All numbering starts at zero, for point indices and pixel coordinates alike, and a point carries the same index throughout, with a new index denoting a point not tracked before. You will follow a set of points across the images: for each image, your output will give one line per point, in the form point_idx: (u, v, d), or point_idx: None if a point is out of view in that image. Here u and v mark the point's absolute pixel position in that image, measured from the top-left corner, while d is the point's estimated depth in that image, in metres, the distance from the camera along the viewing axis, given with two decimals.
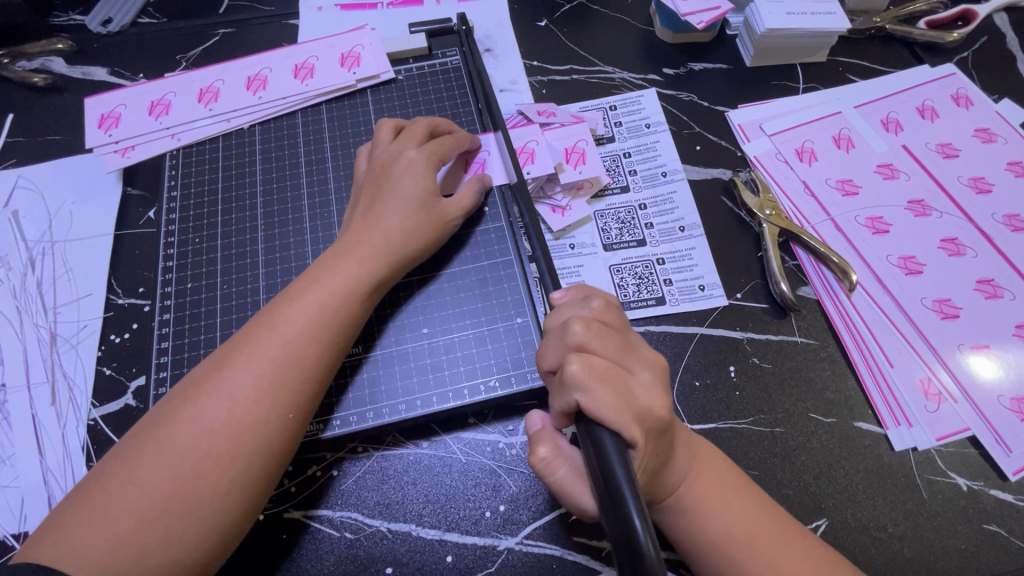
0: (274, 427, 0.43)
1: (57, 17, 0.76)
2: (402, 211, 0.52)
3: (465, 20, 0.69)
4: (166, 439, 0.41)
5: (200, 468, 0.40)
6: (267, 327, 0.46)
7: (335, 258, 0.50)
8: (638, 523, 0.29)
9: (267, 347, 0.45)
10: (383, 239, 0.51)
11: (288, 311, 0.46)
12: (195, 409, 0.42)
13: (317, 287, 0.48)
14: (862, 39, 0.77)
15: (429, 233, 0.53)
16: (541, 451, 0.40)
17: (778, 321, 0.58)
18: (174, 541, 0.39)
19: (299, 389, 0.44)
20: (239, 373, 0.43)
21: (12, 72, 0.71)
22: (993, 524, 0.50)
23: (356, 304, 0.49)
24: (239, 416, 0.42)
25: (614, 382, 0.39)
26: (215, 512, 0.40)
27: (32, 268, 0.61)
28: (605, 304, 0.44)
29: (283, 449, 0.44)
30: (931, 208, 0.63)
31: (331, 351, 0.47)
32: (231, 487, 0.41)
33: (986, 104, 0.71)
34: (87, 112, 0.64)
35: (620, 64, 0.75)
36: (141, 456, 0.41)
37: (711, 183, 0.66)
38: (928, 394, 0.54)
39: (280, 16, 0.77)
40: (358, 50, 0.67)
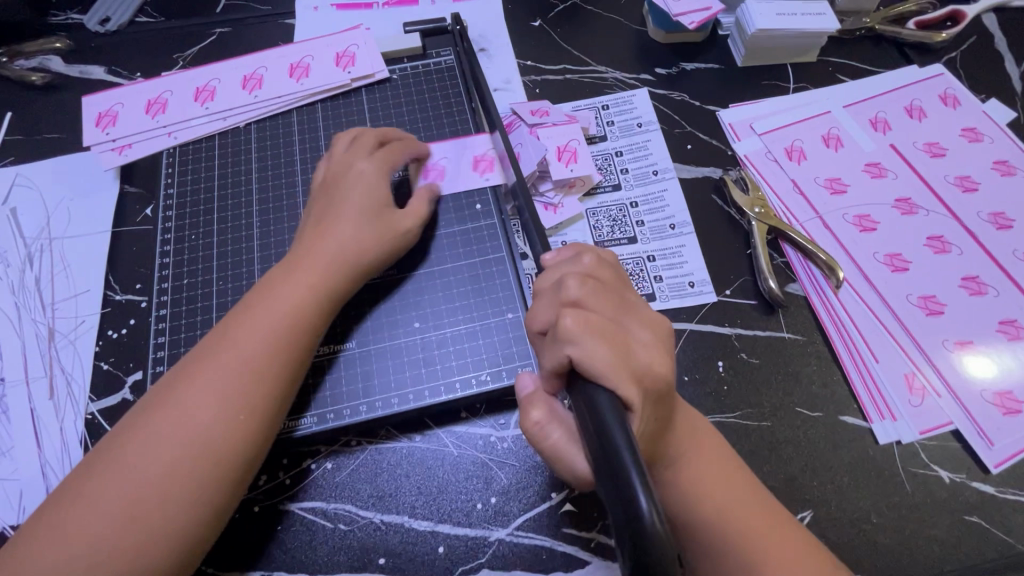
0: (240, 430, 0.44)
1: (55, 16, 0.76)
2: (355, 219, 0.53)
3: (459, 20, 0.70)
4: (133, 448, 0.42)
5: (170, 473, 0.42)
6: (230, 333, 0.47)
7: (299, 263, 0.51)
8: (643, 500, 0.28)
9: (233, 353, 0.46)
10: (345, 244, 0.52)
11: (253, 317, 0.48)
12: (162, 416, 0.43)
13: (279, 292, 0.49)
14: (852, 39, 0.78)
15: (385, 241, 0.54)
16: (534, 415, 0.40)
17: (766, 317, 0.59)
18: (146, 547, 0.40)
19: (263, 391, 0.45)
20: (202, 380, 0.44)
21: (10, 71, 0.72)
22: (975, 515, 0.51)
23: (322, 308, 0.50)
24: (204, 421, 0.43)
25: (608, 337, 0.39)
26: (186, 516, 0.41)
27: (30, 265, 0.62)
28: (596, 260, 0.45)
29: (251, 450, 0.45)
30: (918, 206, 0.64)
31: (297, 354, 0.48)
32: (201, 491, 0.42)
33: (974, 103, 0.72)
34: (85, 110, 0.65)
35: (613, 63, 0.76)
36: (108, 467, 0.42)
37: (701, 181, 0.67)
38: (912, 389, 0.55)
39: (276, 15, 0.78)
40: (353, 49, 0.68)
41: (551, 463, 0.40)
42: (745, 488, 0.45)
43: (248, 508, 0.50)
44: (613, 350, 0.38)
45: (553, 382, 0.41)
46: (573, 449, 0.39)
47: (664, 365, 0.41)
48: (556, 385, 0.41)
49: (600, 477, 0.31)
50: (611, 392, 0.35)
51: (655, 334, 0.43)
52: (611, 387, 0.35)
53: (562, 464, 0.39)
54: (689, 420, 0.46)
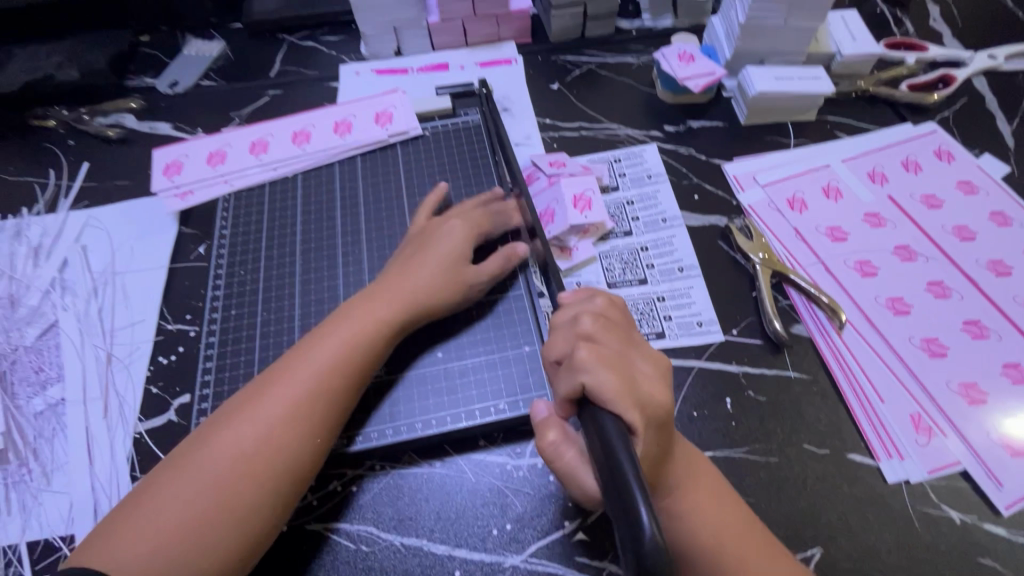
0: (278, 473, 0.47)
1: (131, 80, 0.88)
2: (434, 269, 0.58)
3: (485, 84, 0.79)
4: (205, 456, 0.47)
5: (231, 486, 0.46)
6: (299, 359, 0.52)
7: (367, 300, 0.56)
8: (645, 516, 0.31)
9: (279, 395, 0.49)
10: (402, 297, 0.56)
11: (320, 346, 0.52)
12: (232, 429, 0.48)
13: (346, 325, 0.54)
14: (848, 100, 0.84)
15: (454, 294, 0.58)
16: (550, 435, 0.44)
17: (772, 356, 0.62)
18: (202, 552, 0.44)
19: (325, 418, 0.50)
20: (272, 401, 0.49)
21: (91, 127, 0.82)
22: (987, 557, 0.51)
23: (367, 358, 0.53)
24: (270, 440, 0.47)
25: (617, 369, 0.42)
26: (238, 531, 0.45)
27: (95, 296, 0.68)
28: (607, 302, 0.49)
29: (306, 470, 0.48)
30: (917, 253, 0.68)
31: (355, 384, 0.52)
32: (254, 506, 0.46)
33: (968, 158, 0.76)
34: (156, 160, 0.74)
35: (624, 122, 0.83)
36: (182, 472, 0.46)
37: (709, 228, 0.72)
38: (918, 428, 0.56)
39: (324, 79, 0.88)
40: (392, 110, 0.76)
41: (564, 480, 0.43)
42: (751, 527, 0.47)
43: None
44: (617, 385, 0.40)
45: (565, 407, 0.44)
46: (585, 469, 0.42)
47: (668, 398, 0.44)
48: (567, 410, 0.44)
49: (608, 493, 0.34)
50: (618, 417, 0.38)
51: (659, 370, 0.46)
52: (618, 413, 0.38)
53: (574, 481, 0.43)
54: (686, 450, 0.48)
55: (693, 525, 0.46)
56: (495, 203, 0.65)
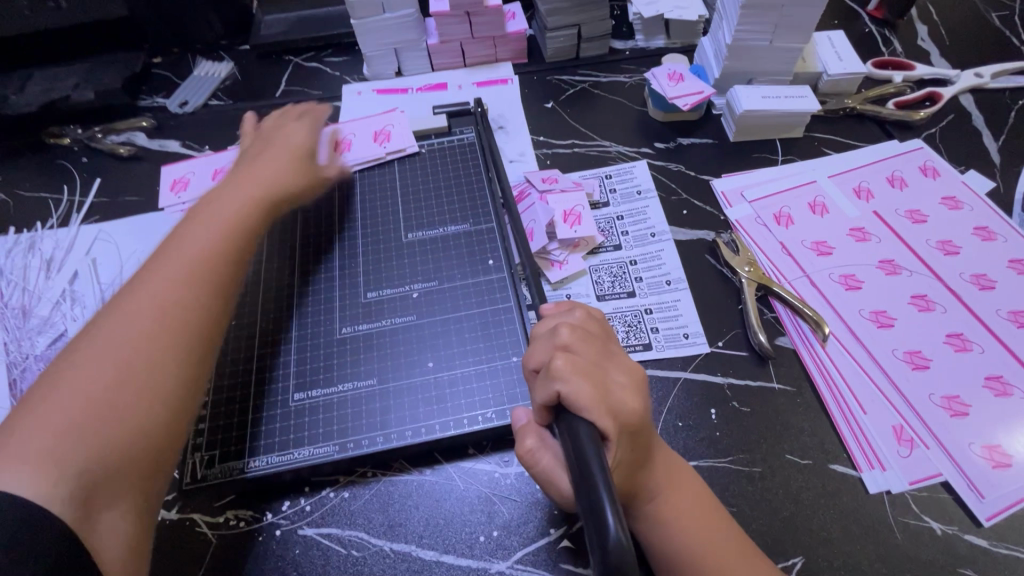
0: (186, 322, 0.53)
1: (144, 100, 0.92)
2: (273, 165, 0.68)
3: (481, 103, 0.82)
4: (94, 347, 0.49)
5: (131, 356, 0.49)
6: (169, 251, 0.57)
7: (204, 208, 0.62)
8: (611, 520, 0.32)
9: (169, 267, 0.55)
10: (252, 191, 0.64)
11: (192, 235, 0.58)
12: (111, 321, 0.51)
13: (211, 220, 0.60)
14: (836, 117, 0.86)
15: (299, 180, 0.69)
16: (528, 442, 0.45)
17: (757, 368, 0.63)
18: (122, 417, 0.47)
19: (218, 281, 0.56)
20: (150, 285, 0.54)
21: (103, 145, 0.86)
22: (968, 568, 0.51)
23: (250, 224, 0.62)
24: (162, 310, 0.52)
25: (592, 378, 0.43)
26: (156, 389, 0.49)
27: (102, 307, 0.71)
28: (585, 315, 0.51)
29: (209, 327, 0.54)
30: (901, 267, 0.69)
31: (235, 256, 0.59)
32: (163, 365, 0.50)
33: (952, 174, 0.78)
34: (166, 179, 0.79)
35: (616, 139, 0.85)
36: (73, 367, 0.48)
37: (696, 242, 0.73)
38: (900, 440, 0.57)
39: (327, 99, 0.92)
40: (389, 128, 0.79)
41: (542, 486, 0.45)
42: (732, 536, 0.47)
43: (270, 531, 0.55)
44: (592, 395, 0.42)
45: (543, 414, 0.45)
46: (563, 475, 0.44)
47: (643, 408, 0.45)
48: (546, 418, 0.45)
49: (579, 497, 0.36)
50: (591, 424, 0.40)
51: (636, 381, 0.47)
52: (591, 420, 0.40)
53: (551, 486, 0.45)
54: (667, 456, 0.49)
55: (674, 534, 0.47)
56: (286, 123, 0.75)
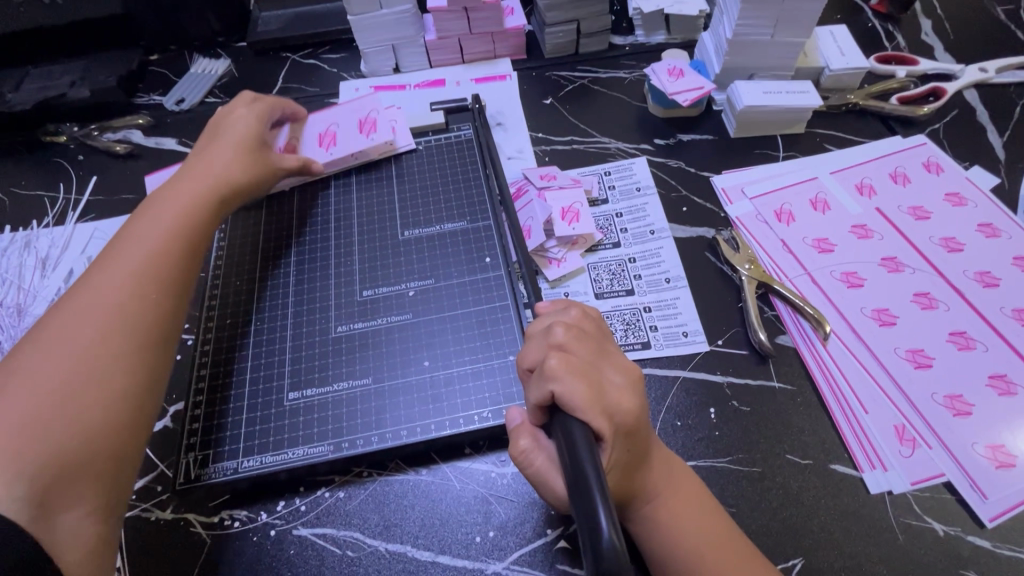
0: (137, 323, 0.52)
1: (141, 98, 0.92)
2: (227, 155, 0.67)
3: (479, 100, 0.81)
4: (44, 347, 0.49)
5: (82, 353, 0.49)
6: (120, 248, 0.57)
7: (158, 202, 0.62)
8: (604, 522, 0.32)
9: (116, 268, 0.55)
10: (199, 187, 0.63)
11: (141, 231, 0.58)
12: (62, 319, 0.51)
13: (162, 215, 0.60)
14: (838, 113, 0.85)
15: (259, 171, 0.68)
16: (522, 443, 0.45)
17: (757, 367, 0.62)
18: (76, 412, 0.47)
19: (171, 275, 0.56)
20: (100, 283, 0.53)
21: (100, 143, 0.86)
22: (971, 570, 0.51)
23: (201, 219, 0.61)
24: (113, 306, 0.52)
25: (587, 378, 0.43)
26: (112, 383, 0.49)
27: None
28: (581, 313, 0.50)
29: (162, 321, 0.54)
30: (904, 264, 0.68)
31: (186, 251, 0.59)
32: (116, 361, 0.50)
33: (956, 170, 0.77)
34: (150, 190, 0.79)
35: (615, 135, 0.84)
36: (21, 368, 0.48)
37: (696, 240, 0.73)
38: (902, 440, 0.56)
39: (324, 96, 0.91)
40: (375, 117, 0.77)
41: (536, 486, 0.45)
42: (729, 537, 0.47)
43: (265, 532, 0.54)
44: (586, 395, 0.41)
45: (538, 414, 0.45)
46: (556, 476, 0.43)
47: (640, 409, 0.45)
48: (540, 418, 0.45)
49: (572, 499, 0.35)
50: (586, 425, 0.39)
51: (633, 380, 0.47)
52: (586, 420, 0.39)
53: (545, 487, 0.44)
54: (667, 458, 0.49)
55: (672, 536, 0.46)
56: (239, 108, 0.73)
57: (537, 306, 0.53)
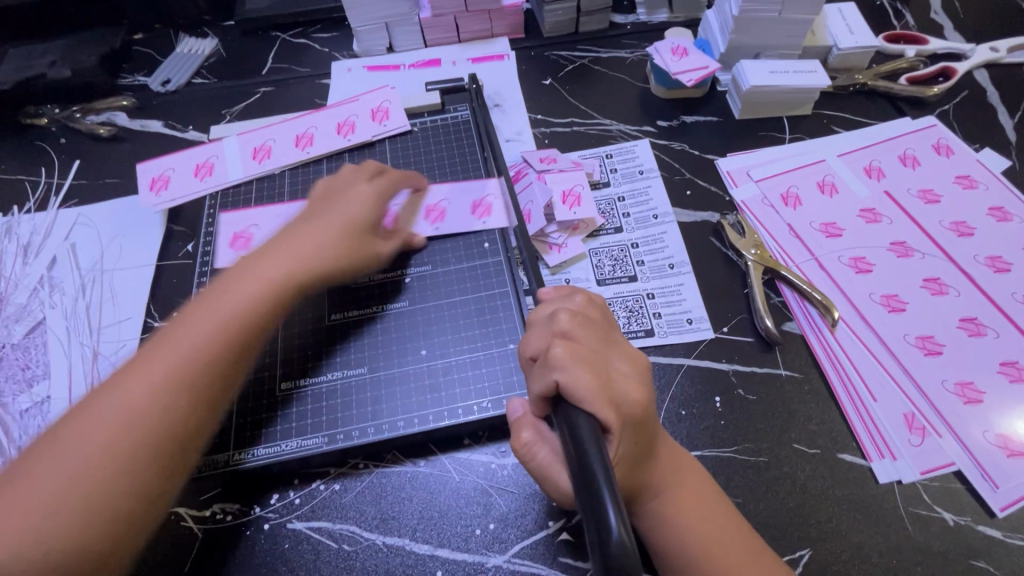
0: (168, 443, 0.44)
1: (124, 78, 0.88)
2: (330, 231, 0.56)
3: (475, 80, 0.77)
4: (69, 437, 0.43)
5: (97, 463, 0.42)
6: (178, 329, 0.48)
7: (244, 270, 0.52)
8: (613, 516, 0.30)
9: (157, 366, 0.46)
10: (264, 275, 0.52)
11: (204, 312, 0.49)
12: (98, 406, 0.44)
13: (227, 295, 0.50)
14: (845, 94, 0.83)
15: (354, 257, 0.57)
16: (524, 435, 0.44)
17: (763, 354, 0.61)
18: (73, 537, 0.40)
19: (211, 389, 0.47)
20: (144, 374, 0.45)
21: (82, 125, 0.82)
22: (981, 560, 0.50)
23: (262, 317, 0.51)
24: (141, 410, 0.44)
25: (592, 367, 0.41)
26: (115, 508, 0.42)
27: (83, 294, 0.69)
28: (585, 300, 0.49)
29: (189, 443, 0.46)
30: (913, 249, 0.66)
31: (241, 352, 0.49)
32: (131, 485, 0.43)
33: (967, 152, 0.75)
34: (139, 180, 0.73)
35: (617, 117, 0.82)
36: (45, 457, 0.42)
37: (700, 224, 0.71)
38: (911, 428, 0.55)
39: (315, 76, 0.88)
40: (353, 119, 0.75)
41: (538, 480, 0.43)
42: (737, 531, 0.45)
43: (259, 525, 0.53)
44: (592, 383, 0.40)
45: (541, 406, 0.43)
46: (560, 469, 0.42)
47: (648, 398, 0.43)
48: (543, 409, 0.43)
49: (578, 492, 0.34)
50: (591, 415, 0.38)
51: (639, 369, 0.45)
52: (591, 411, 0.38)
53: (547, 481, 0.43)
54: (674, 451, 0.47)
55: (678, 529, 0.45)
56: (360, 180, 0.61)
57: (539, 293, 0.52)
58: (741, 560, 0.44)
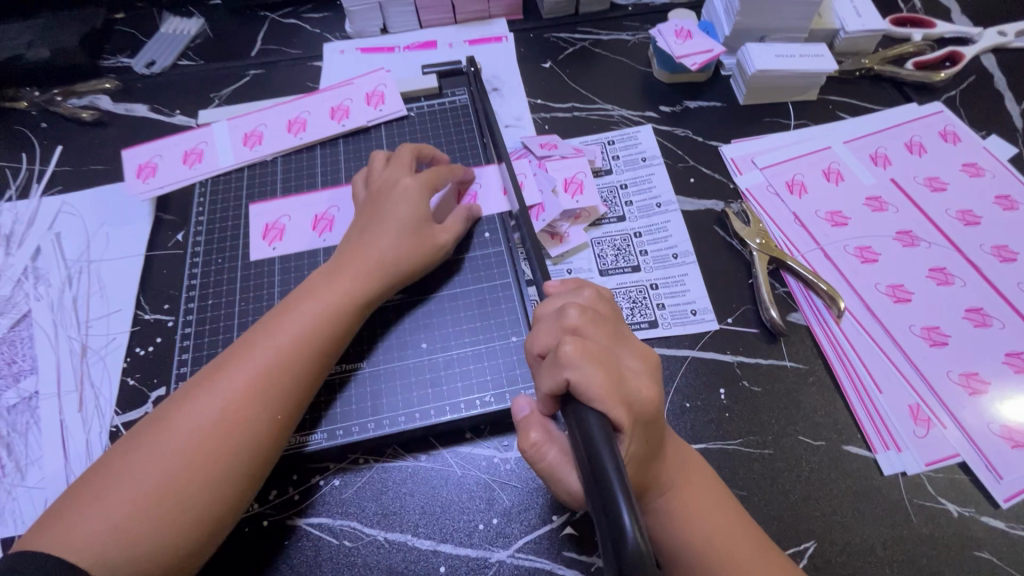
0: (253, 446, 0.46)
1: (107, 59, 0.84)
2: (395, 233, 0.56)
3: (474, 62, 0.74)
4: (164, 433, 0.45)
5: (191, 460, 0.44)
6: (263, 333, 0.50)
7: (323, 277, 0.54)
8: (628, 520, 0.29)
9: (246, 369, 0.48)
10: (337, 287, 0.53)
11: (287, 318, 0.51)
12: (190, 406, 0.46)
13: (308, 301, 0.52)
14: (851, 79, 0.81)
15: (417, 258, 0.57)
16: (533, 435, 0.42)
17: (768, 346, 0.60)
18: (161, 533, 0.42)
19: (291, 396, 0.48)
20: (233, 375, 0.47)
21: (64, 109, 0.79)
22: (985, 551, 0.50)
23: (341, 323, 0.52)
24: (230, 413, 0.46)
25: (603, 364, 0.40)
26: (200, 507, 0.43)
27: (69, 285, 0.66)
28: (595, 295, 0.47)
29: (269, 449, 0.47)
30: (919, 238, 0.65)
31: (321, 360, 0.51)
32: (217, 484, 0.44)
33: (974, 140, 0.74)
34: (124, 166, 0.70)
35: (619, 102, 0.79)
36: (141, 450, 0.44)
37: (704, 213, 0.69)
38: (916, 420, 0.55)
39: (307, 58, 0.85)
40: (348, 103, 0.72)
41: (546, 481, 0.42)
42: (743, 526, 0.45)
43: (257, 522, 0.51)
44: (603, 381, 0.38)
45: (549, 404, 0.42)
46: (568, 469, 0.41)
47: (658, 396, 0.42)
48: (551, 407, 0.42)
49: (590, 495, 0.33)
50: (602, 415, 0.36)
51: (649, 366, 0.44)
52: (602, 410, 0.37)
53: (556, 482, 0.41)
54: (680, 450, 0.46)
55: (684, 528, 0.44)
56: (403, 175, 0.59)
57: (545, 286, 0.50)
58: (749, 557, 0.43)
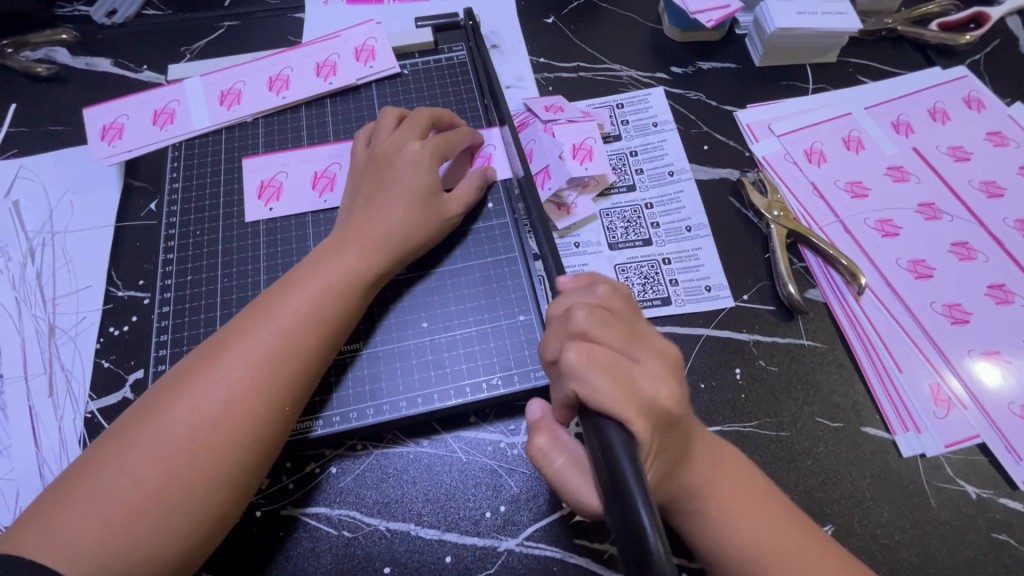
0: (259, 438, 0.42)
1: (61, 7, 0.75)
2: (404, 204, 0.52)
3: (472, 15, 0.68)
4: (158, 426, 0.41)
5: (193, 455, 0.40)
6: (264, 314, 0.45)
7: (328, 253, 0.49)
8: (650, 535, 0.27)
9: (248, 355, 0.43)
10: (343, 263, 0.49)
11: (290, 298, 0.46)
12: (187, 395, 0.42)
13: (313, 279, 0.47)
14: (873, 40, 0.76)
15: (428, 232, 0.53)
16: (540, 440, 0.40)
17: (785, 323, 0.57)
18: (165, 532, 0.38)
19: (298, 382, 0.44)
20: (233, 361, 0.43)
21: (15, 62, 0.71)
22: (1002, 533, 0.49)
23: (349, 304, 0.48)
24: (233, 403, 0.42)
25: (615, 369, 0.37)
26: (205, 504, 0.40)
27: (32, 259, 0.61)
28: (610, 290, 0.43)
29: (276, 440, 0.43)
30: (942, 211, 0.63)
31: (327, 343, 0.46)
32: (223, 479, 0.41)
33: (999, 107, 0.70)
34: (86, 127, 0.63)
35: (628, 62, 0.74)
36: (135, 444, 0.40)
37: (719, 182, 0.65)
38: (937, 401, 0.53)
39: (286, 9, 0.77)
40: (335, 58, 0.66)
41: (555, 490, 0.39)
42: (773, 514, 0.43)
43: (250, 513, 0.48)
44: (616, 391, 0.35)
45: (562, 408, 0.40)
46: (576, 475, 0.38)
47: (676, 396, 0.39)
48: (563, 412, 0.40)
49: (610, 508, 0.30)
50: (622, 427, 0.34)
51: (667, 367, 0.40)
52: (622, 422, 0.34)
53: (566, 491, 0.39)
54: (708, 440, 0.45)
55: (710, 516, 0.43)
56: (411, 139, 0.54)
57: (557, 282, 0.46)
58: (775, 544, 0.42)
